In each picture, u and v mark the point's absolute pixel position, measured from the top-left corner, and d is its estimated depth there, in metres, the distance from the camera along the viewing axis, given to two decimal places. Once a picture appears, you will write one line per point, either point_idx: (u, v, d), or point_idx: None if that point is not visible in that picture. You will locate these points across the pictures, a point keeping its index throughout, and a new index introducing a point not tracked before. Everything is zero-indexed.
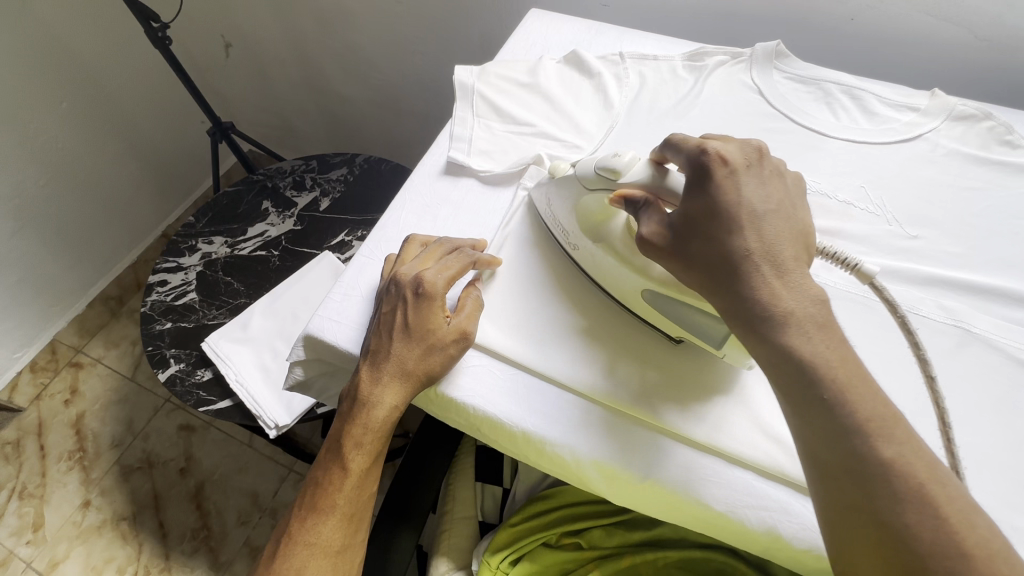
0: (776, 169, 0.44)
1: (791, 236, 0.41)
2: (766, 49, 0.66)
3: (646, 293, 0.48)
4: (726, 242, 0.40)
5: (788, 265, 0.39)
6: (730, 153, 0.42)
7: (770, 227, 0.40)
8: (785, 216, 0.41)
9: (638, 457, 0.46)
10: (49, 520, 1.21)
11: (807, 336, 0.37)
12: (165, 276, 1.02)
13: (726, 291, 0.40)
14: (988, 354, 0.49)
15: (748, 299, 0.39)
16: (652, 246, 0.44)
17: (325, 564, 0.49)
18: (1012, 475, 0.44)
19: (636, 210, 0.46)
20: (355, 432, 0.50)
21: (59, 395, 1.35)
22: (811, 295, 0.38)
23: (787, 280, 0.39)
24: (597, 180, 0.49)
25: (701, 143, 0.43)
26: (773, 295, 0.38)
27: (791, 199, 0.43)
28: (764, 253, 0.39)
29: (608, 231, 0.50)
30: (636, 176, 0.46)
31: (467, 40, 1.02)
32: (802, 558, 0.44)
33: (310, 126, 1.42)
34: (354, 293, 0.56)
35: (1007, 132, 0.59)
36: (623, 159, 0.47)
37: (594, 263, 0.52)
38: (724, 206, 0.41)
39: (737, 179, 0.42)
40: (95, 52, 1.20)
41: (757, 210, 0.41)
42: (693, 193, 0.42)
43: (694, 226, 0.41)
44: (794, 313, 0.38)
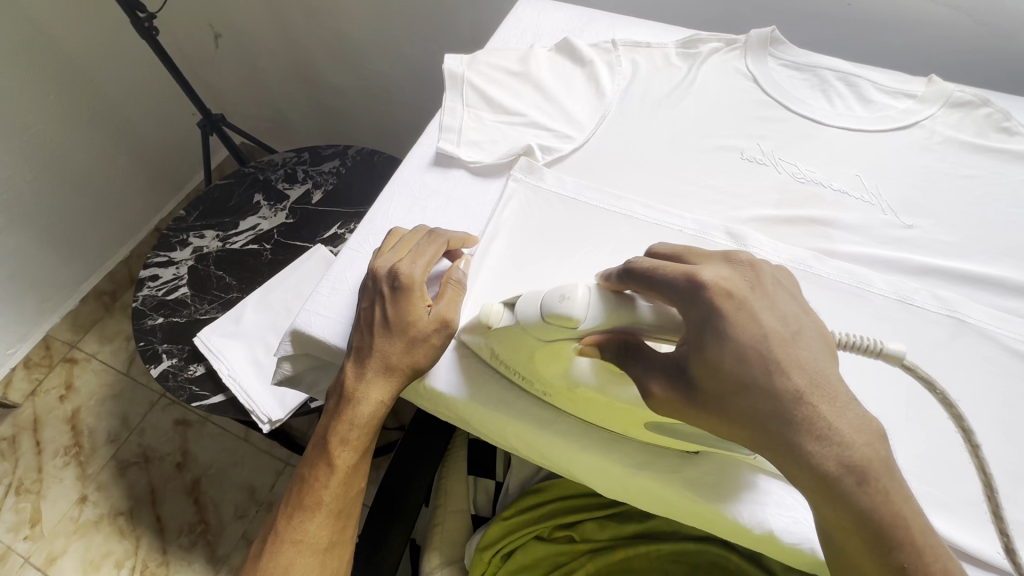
0: (776, 277, 0.38)
1: (827, 355, 0.36)
2: (761, 34, 0.65)
3: (651, 424, 0.43)
4: (767, 388, 0.34)
5: (839, 394, 0.34)
6: (729, 280, 0.36)
7: (806, 356, 0.35)
8: (811, 336, 0.36)
9: (627, 448, 0.46)
10: (46, 515, 1.21)
11: (886, 490, 0.32)
12: (156, 271, 1.02)
13: (787, 449, 0.34)
14: (983, 345, 0.48)
15: (819, 460, 0.33)
16: (665, 404, 0.38)
17: (314, 560, 0.49)
18: (1003, 465, 0.44)
19: (618, 358, 0.40)
20: (341, 428, 0.49)
21: (54, 390, 1.34)
22: (871, 427, 0.33)
23: (847, 414, 0.34)
24: (546, 328, 0.41)
25: (690, 271, 0.37)
26: (845, 442, 0.33)
27: (804, 310, 0.38)
28: (815, 391, 0.34)
29: (578, 372, 0.44)
30: (595, 321, 0.40)
31: (459, 29, 1.00)
32: (794, 555, 0.44)
33: (303, 118, 1.40)
34: (342, 287, 0.55)
35: (1005, 119, 0.58)
36: (575, 300, 0.40)
37: (573, 403, 0.46)
38: (751, 343, 0.35)
39: (749, 307, 0.36)
40: (80, 42, 1.17)
41: (784, 338, 0.35)
42: (704, 337, 0.36)
43: (720, 368, 0.35)
44: (869, 464, 0.32)
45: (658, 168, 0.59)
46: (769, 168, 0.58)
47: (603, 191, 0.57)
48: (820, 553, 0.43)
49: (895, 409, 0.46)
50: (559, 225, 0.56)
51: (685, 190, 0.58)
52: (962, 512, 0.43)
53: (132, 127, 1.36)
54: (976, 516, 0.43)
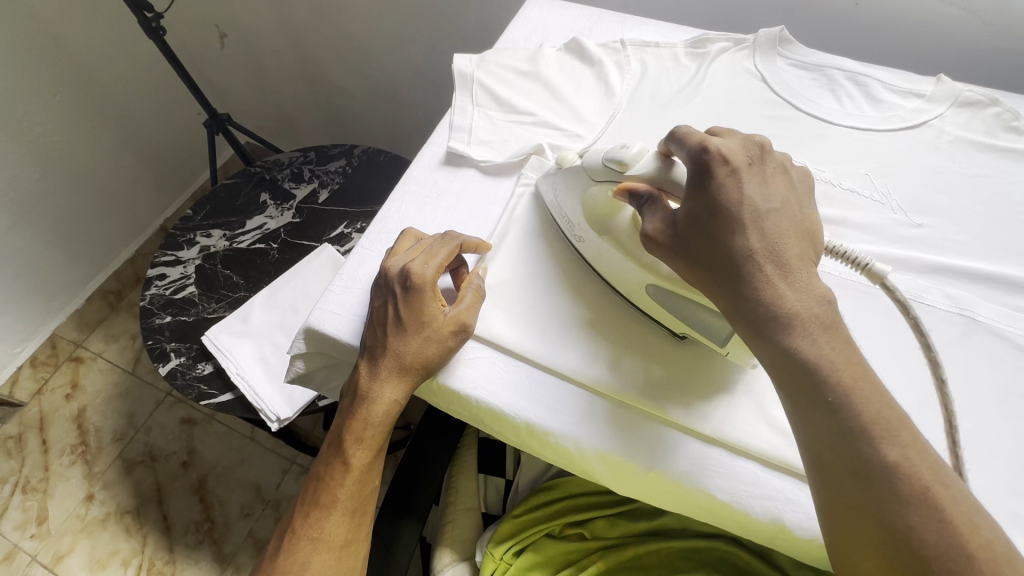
0: (779, 165, 0.43)
1: (795, 233, 0.40)
2: (769, 34, 0.65)
3: (651, 288, 0.48)
4: (727, 244, 0.39)
5: (791, 263, 0.39)
6: (732, 152, 0.41)
7: (772, 225, 0.40)
8: (790, 213, 0.41)
9: (642, 448, 0.46)
10: (52, 514, 1.22)
11: (813, 339, 0.37)
12: (164, 270, 1.02)
13: (730, 294, 0.39)
14: (993, 343, 0.49)
15: (750, 299, 0.38)
16: (656, 244, 0.44)
17: (329, 559, 0.49)
18: (1016, 463, 0.44)
19: (638, 204, 0.46)
20: (356, 428, 0.50)
21: (61, 389, 1.35)
22: (815, 293, 0.38)
23: (793, 280, 0.38)
24: (608, 172, 0.48)
25: (705, 139, 0.42)
26: (777, 296, 0.38)
27: (793, 195, 0.42)
28: (767, 253, 0.39)
29: (615, 223, 0.49)
30: (643, 168, 0.46)
31: (466, 29, 1.01)
32: (808, 548, 0.44)
33: (308, 117, 1.41)
34: (355, 286, 0.55)
35: (1013, 118, 0.59)
36: (630, 151, 0.47)
37: (599, 256, 0.51)
38: (725, 208, 0.40)
39: (739, 178, 0.41)
40: (86, 42, 1.17)
41: (759, 209, 0.40)
42: (691, 200, 0.41)
43: (694, 226, 0.41)
44: (799, 313, 0.37)
45: None
46: None
47: None
48: None
49: (906, 406, 0.47)
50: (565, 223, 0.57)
51: None
52: None
53: (138, 127, 1.36)
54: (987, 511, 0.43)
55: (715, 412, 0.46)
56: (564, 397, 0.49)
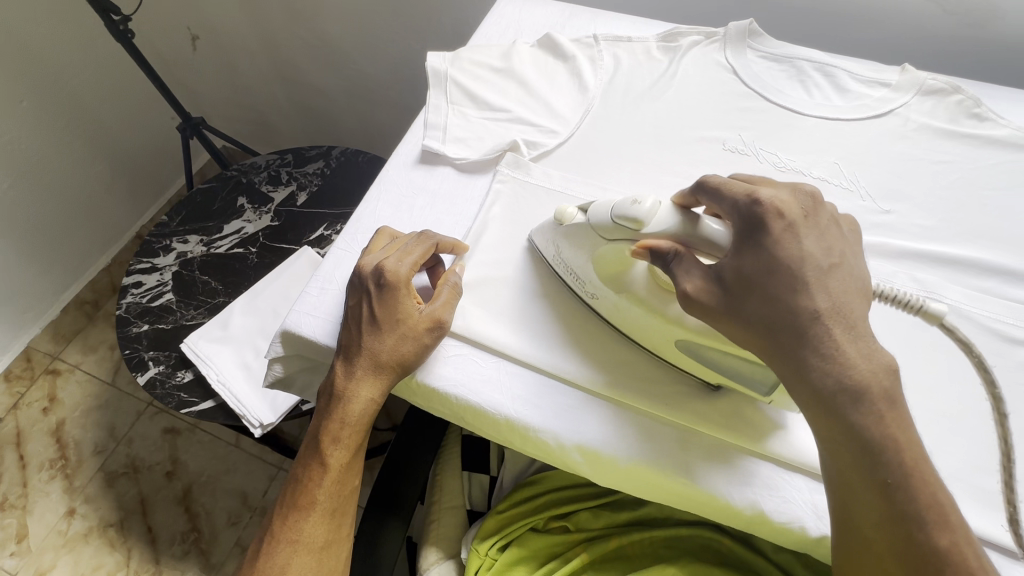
0: (832, 217, 0.41)
1: (858, 293, 0.39)
2: (739, 27, 0.66)
3: (679, 343, 0.45)
4: (790, 302, 0.38)
5: (858, 324, 0.38)
6: (786, 204, 0.40)
7: (836, 284, 0.38)
8: (849, 271, 0.39)
9: (620, 438, 0.47)
10: (33, 530, 1.19)
11: (878, 415, 0.36)
12: (140, 277, 1.00)
13: (792, 359, 0.38)
14: (960, 324, 0.50)
15: (816, 367, 0.37)
16: (705, 309, 0.40)
17: (310, 560, 0.49)
18: (984, 440, 0.46)
19: (665, 265, 0.42)
20: (332, 427, 0.50)
21: (37, 403, 1.32)
22: (878, 360, 0.37)
23: (860, 344, 0.37)
24: (616, 229, 0.44)
25: (751, 191, 0.40)
26: (845, 363, 0.37)
27: (849, 248, 0.41)
28: (834, 315, 0.37)
29: (630, 280, 0.47)
30: (663, 226, 0.42)
31: (441, 26, 1.00)
32: (785, 533, 0.45)
33: (285, 119, 1.39)
34: (331, 286, 0.55)
35: (975, 105, 0.60)
36: (644, 207, 0.43)
37: (617, 311, 0.48)
38: (786, 263, 0.38)
39: (796, 232, 0.39)
40: (54, 46, 1.14)
41: (822, 265, 0.38)
42: (742, 251, 0.39)
43: (750, 282, 0.39)
44: (867, 385, 0.36)
45: (645, 161, 0.60)
46: (751, 158, 0.59)
47: (589, 184, 0.58)
48: (811, 533, 0.44)
49: None
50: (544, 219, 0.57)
51: (668, 182, 0.59)
52: (946, 484, 0.44)
53: (110, 132, 1.33)
54: (958, 487, 0.44)
55: (690, 399, 0.47)
56: (541, 391, 0.49)
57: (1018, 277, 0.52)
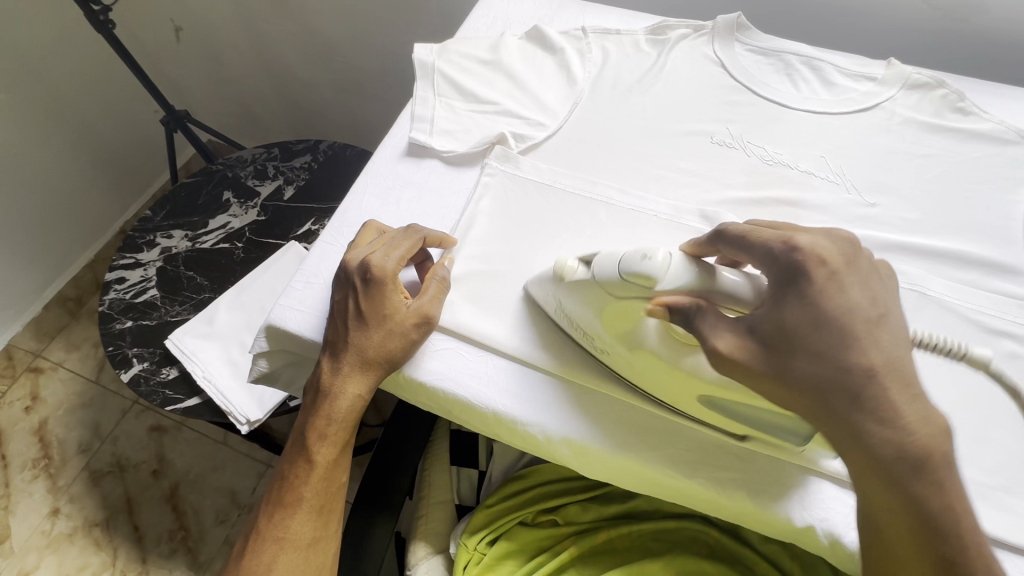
0: (872, 261, 0.39)
1: (907, 345, 0.37)
2: (727, 20, 0.66)
3: (702, 398, 0.43)
4: (843, 361, 0.36)
5: (913, 380, 0.37)
6: (827, 252, 0.38)
7: (888, 339, 0.37)
8: (895, 322, 0.38)
9: (606, 431, 0.47)
10: (16, 531, 1.17)
11: (938, 481, 0.35)
12: (123, 273, 0.98)
13: (846, 423, 0.36)
14: (943, 315, 0.51)
15: (877, 431, 0.36)
16: (740, 365, 0.38)
17: (297, 557, 0.49)
18: (966, 430, 0.46)
19: (685, 319, 0.39)
20: (319, 423, 0.49)
21: (19, 402, 1.29)
22: (934, 422, 0.36)
23: (916, 403, 0.36)
24: (626, 286, 0.41)
25: (788, 238, 0.39)
26: (904, 425, 0.35)
27: (892, 296, 0.39)
28: (889, 372, 0.36)
29: (643, 337, 0.43)
30: (677, 281, 0.39)
31: (429, 19, 0.99)
32: (769, 523, 0.45)
33: (271, 112, 1.37)
34: (316, 281, 0.54)
35: (959, 99, 0.60)
36: (655, 262, 0.40)
37: (631, 368, 0.45)
38: (835, 317, 0.37)
39: (841, 282, 0.37)
40: (30, 36, 1.11)
41: (871, 319, 0.37)
42: (784, 303, 0.38)
43: (798, 337, 0.37)
44: (926, 449, 0.35)
45: (633, 156, 0.60)
46: (738, 151, 0.60)
47: (578, 177, 0.58)
48: (794, 522, 0.44)
49: None
50: (533, 213, 0.56)
51: (655, 175, 0.59)
52: None
53: (91, 125, 1.30)
54: None
55: None
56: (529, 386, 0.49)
57: (999, 269, 0.53)
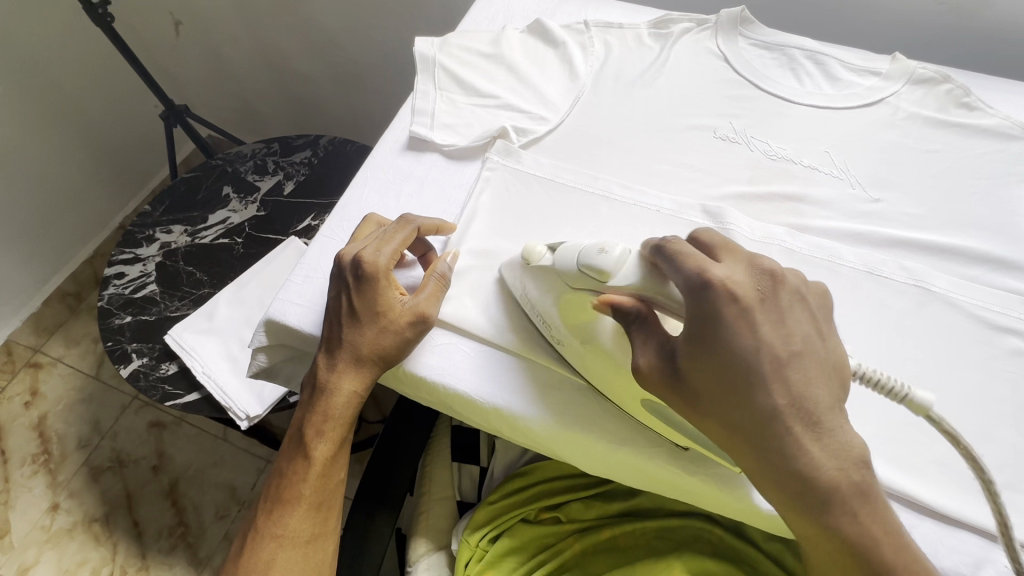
0: (793, 294, 0.39)
1: (824, 379, 0.37)
2: (731, 14, 0.65)
3: (646, 402, 0.43)
4: (751, 395, 0.36)
5: (824, 418, 0.36)
6: (739, 285, 0.37)
7: (797, 374, 0.36)
8: (814, 355, 0.37)
9: (609, 427, 0.47)
10: (16, 526, 1.17)
11: (852, 515, 0.36)
12: (122, 268, 0.98)
13: (755, 455, 0.37)
14: (947, 312, 0.50)
15: (785, 468, 0.36)
16: (652, 382, 0.40)
17: (295, 554, 0.49)
18: (970, 426, 0.46)
19: (626, 319, 0.41)
20: (315, 420, 0.49)
21: (19, 397, 1.29)
22: (848, 456, 0.36)
23: (826, 441, 0.36)
24: (582, 277, 0.43)
25: (704, 266, 0.38)
26: (811, 463, 0.36)
27: (815, 329, 0.38)
28: (794, 410, 0.36)
29: (595, 333, 0.44)
30: (626, 279, 0.41)
31: (429, 13, 0.99)
32: (776, 523, 0.45)
33: (271, 107, 1.36)
34: (316, 275, 0.54)
35: (965, 95, 0.60)
36: (611, 256, 0.41)
37: (584, 364, 0.46)
38: (739, 357, 0.36)
39: (750, 317, 0.37)
40: (28, 30, 1.11)
41: (780, 356, 0.37)
42: (693, 337, 0.38)
43: (702, 371, 0.38)
44: (834, 485, 0.36)
45: (635, 151, 0.59)
46: (741, 146, 0.59)
47: (580, 172, 0.57)
48: None
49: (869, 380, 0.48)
50: (535, 208, 0.56)
51: (658, 169, 0.58)
52: (931, 471, 0.45)
53: (90, 119, 1.30)
54: (941, 475, 0.44)
55: None
56: (508, 382, 0.48)
57: (1004, 266, 0.53)
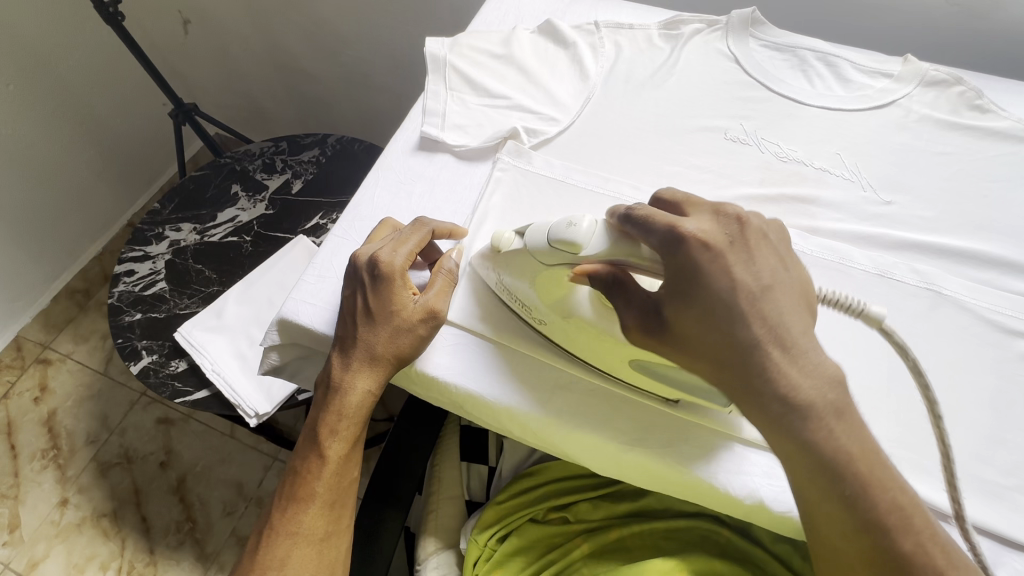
0: (761, 233, 0.39)
1: (795, 308, 0.38)
2: (741, 15, 0.65)
3: (635, 363, 0.44)
4: (730, 333, 0.37)
5: (798, 344, 0.37)
6: (709, 233, 0.38)
7: (773, 308, 0.37)
8: (783, 288, 0.38)
9: (622, 428, 0.47)
10: (25, 520, 1.18)
11: (829, 430, 0.36)
12: (132, 266, 0.99)
13: (741, 388, 0.37)
14: (958, 315, 0.50)
15: (768, 396, 0.36)
16: (640, 337, 0.40)
17: (309, 551, 0.49)
18: (982, 430, 0.46)
19: (604, 288, 0.41)
20: (329, 419, 0.49)
21: (29, 392, 1.30)
22: (824, 376, 0.36)
23: (801, 364, 0.36)
24: (554, 253, 0.43)
25: (674, 221, 0.38)
26: (790, 385, 0.36)
27: (781, 262, 0.39)
28: (772, 339, 0.36)
29: (575, 305, 0.45)
30: (596, 250, 0.41)
31: (438, 13, 0.99)
32: (783, 522, 0.45)
33: (278, 105, 1.36)
34: (329, 275, 0.54)
35: (977, 97, 0.59)
36: (580, 229, 0.41)
37: (567, 338, 0.47)
38: (716, 298, 0.37)
39: (724, 260, 0.37)
40: (38, 28, 1.11)
41: (755, 290, 0.37)
42: (675, 290, 0.38)
43: (690, 317, 0.38)
44: (813, 405, 0.36)
45: (644, 152, 0.59)
46: (752, 148, 0.59)
47: (591, 173, 0.57)
48: None
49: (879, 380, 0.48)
50: (546, 210, 0.56)
51: (669, 171, 0.58)
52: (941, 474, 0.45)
53: (98, 117, 1.30)
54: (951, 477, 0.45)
55: None
56: (506, 382, 0.49)
57: (1016, 270, 0.53)
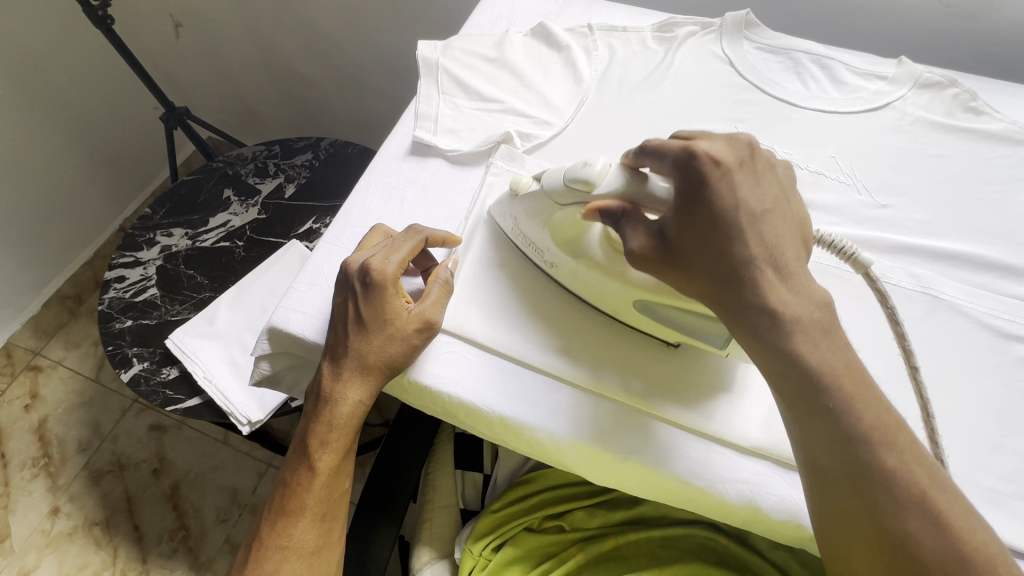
0: (768, 161, 0.40)
1: (792, 236, 0.39)
2: (736, 17, 0.64)
3: (637, 303, 0.46)
4: (729, 250, 0.37)
5: (789, 265, 0.38)
6: (721, 152, 0.38)
7: (771, 230, 0.38)
8: (782, 213, 0.39)
9: (619, 437, 0.46)
10: (16, 530, 1.17)
11: (814, 344, 0.37)
12: (122, 272, 0.97)
13: (729, 301, 0.38)
14: (956, 319, 0.50)
15: (755, 304, 0.37)
16: (645, 260, 0.41)
17: (300, 565, 0.48)
18: (981, 436, 0.46)
19: (615, 222, 0.43)
20: (320, 431, 0.49)
21: (19, 400, 1.29)
22: (812, 299, 0.37)
23: (791, 283, 0.38)
24: (568, 193, 0.45)
25: (687, 144, 0.39)
26: (777, 299, 0.37)
27: (782, 190, 0.40)
28: (766, 260, 0.38)
29: (586, 245, 0.48)
30: (612, 185, 0.42)
31: (432, 15, 0.98)
32: (781, 529, 0.45)
33: (270, 107, 1.35)
34: (319, 282, 0.54)
35: (971, 99, 0.59)
36: (594, 168, 0.43)
37: (575, 280, 0.49)
38: (718, 215, 0.37)
39: (732, 179, 0.38)
40: (26, 32, 1.10)
41: (756, 211, 0.38)
42: (684, 210, 0.39)
43: (691, 235, 0.39)
44: (798, 321, 0.37)
45: None
46: None
47: None
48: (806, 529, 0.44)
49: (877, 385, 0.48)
50: None
51: None
52: None
53: (89, 121, 1.29)
54: None
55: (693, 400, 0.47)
56: (499, 392, 0.48)
57: (1013, 273, 0.52)
